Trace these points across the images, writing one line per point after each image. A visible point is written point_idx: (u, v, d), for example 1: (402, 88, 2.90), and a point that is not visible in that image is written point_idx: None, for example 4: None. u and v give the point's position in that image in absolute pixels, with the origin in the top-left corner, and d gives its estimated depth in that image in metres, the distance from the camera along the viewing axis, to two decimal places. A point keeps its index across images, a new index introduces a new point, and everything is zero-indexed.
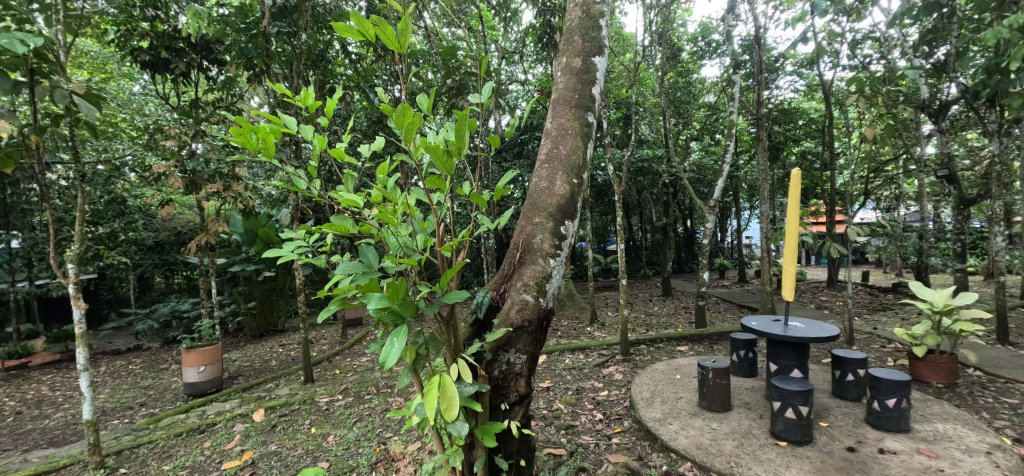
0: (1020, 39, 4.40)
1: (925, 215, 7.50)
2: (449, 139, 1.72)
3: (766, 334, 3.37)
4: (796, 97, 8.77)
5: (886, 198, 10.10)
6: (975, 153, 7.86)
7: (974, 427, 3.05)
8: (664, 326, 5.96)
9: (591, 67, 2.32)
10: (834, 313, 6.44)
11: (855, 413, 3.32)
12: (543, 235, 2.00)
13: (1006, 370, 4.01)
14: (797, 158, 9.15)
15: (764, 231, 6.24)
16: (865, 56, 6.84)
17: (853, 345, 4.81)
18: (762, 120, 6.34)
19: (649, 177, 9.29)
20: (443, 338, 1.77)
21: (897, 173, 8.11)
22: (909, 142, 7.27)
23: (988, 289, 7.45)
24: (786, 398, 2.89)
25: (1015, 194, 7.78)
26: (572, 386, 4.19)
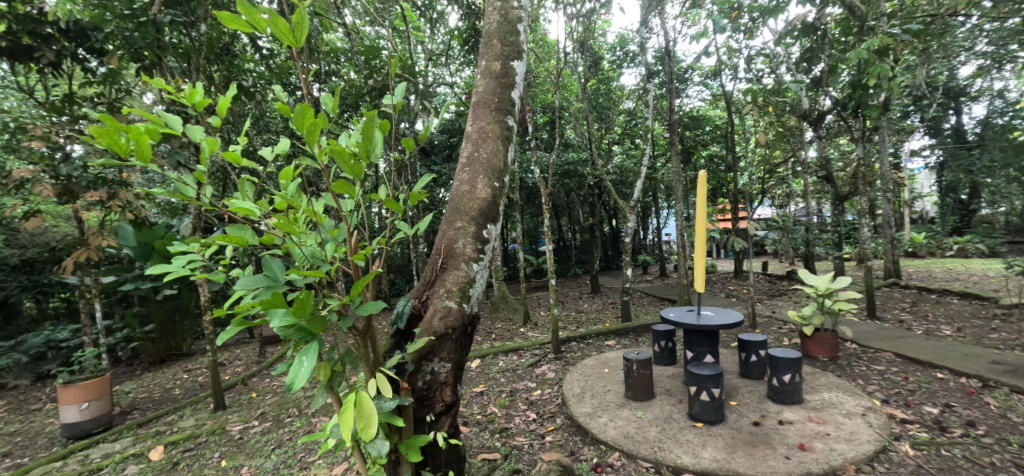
0: (875, 60, 5.19)
1: (809, 211, 8.57)
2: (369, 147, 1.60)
3: (682, 325, 3.61)
4: (702, 106, 9.60)
5: (779, 196, 11.41)
6: (846, 157, 9.15)
7: (852, 393, 3.52)
8: (594, 322, 6.21)
9: (510, 71, 2.34)
10: (739, 301, 7.13)
11: (758, 390, 3.68)
12: (465, 239, 1.97)
13: (874, 341, 4.70)
14: (705, 162, 10.01)
15: (680, 229, 6.74)
16: (758, 70, 7.66)
17: (755, 328, 5.36)
18: (674, 126, 6.85)
19: (575, 180, 9.57)
20: (360, 352, 1.66)
21: (786, 174, 9.19)
22: (794, 147, 8.28)
23: (858, 273, 8.69)
24: (701, 383, 3.12)
25: (875, 191, 9.16)
26: (506, 388, 4.21)
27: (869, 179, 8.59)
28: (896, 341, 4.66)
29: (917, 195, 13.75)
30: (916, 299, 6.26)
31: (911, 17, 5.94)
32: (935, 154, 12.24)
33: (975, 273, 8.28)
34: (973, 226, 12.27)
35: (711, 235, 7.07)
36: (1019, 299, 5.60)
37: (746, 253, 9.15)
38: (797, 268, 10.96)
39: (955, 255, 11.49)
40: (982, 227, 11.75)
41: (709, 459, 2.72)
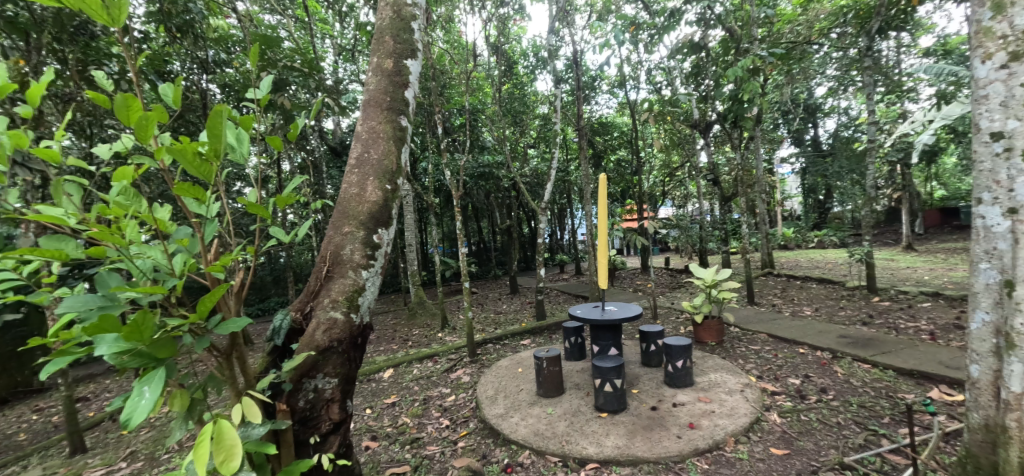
0: (749, 78, 5.91)
1: (702, 211, 9.54)
2: (233, 145, 1.44)
3: (588, 321, 3.79)
4: (610, 113, 10.24)
5: (678, 197, 12.56)
6: (730, 162, 10.35)
7: (734, 372, 3.94)
8: (511, 323, 6.30)
9: (404, 70, 2.26)
10: (644, 295, 7.71)
11: (656, 377, 3.99)
12: (353, 245, 1.86)
13: (752, 324, 5.34)
14: (614, 165, 10.70)
15: (590, 228, 7.10)
16: (657, 82, 8.35)
17: (656, 319, 5.82)
18: (583, 131, 7.20)
19: (491, 182, 9.66)
20: (225, 375, 1.48)
21: (683, 177, 10.15)
22: (688, 153, 9.16)
23: (742, 265, 9.87)
24: (604, 375, 3.29)
25: (753, 193, 10.48)
26: (419, 396, 4.08)
27: (748, 182, 9.80)
28: (769, 323, 5.34)
29: (787, 196, 15.98)
30: (785, 285, 7.25)
31: (777, 42, 6.87)
32: (799, 161, 14.32)
33: (829, 261, 9.82)
34: (828, 222, 14.57)
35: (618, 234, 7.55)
36: (859, 281, 6.73)
37: (651, 250, 9.93)
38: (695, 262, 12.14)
39: (815, 246, 13.54)
40: (834, 222, 14.00)
41: (612, 447, 2.87)
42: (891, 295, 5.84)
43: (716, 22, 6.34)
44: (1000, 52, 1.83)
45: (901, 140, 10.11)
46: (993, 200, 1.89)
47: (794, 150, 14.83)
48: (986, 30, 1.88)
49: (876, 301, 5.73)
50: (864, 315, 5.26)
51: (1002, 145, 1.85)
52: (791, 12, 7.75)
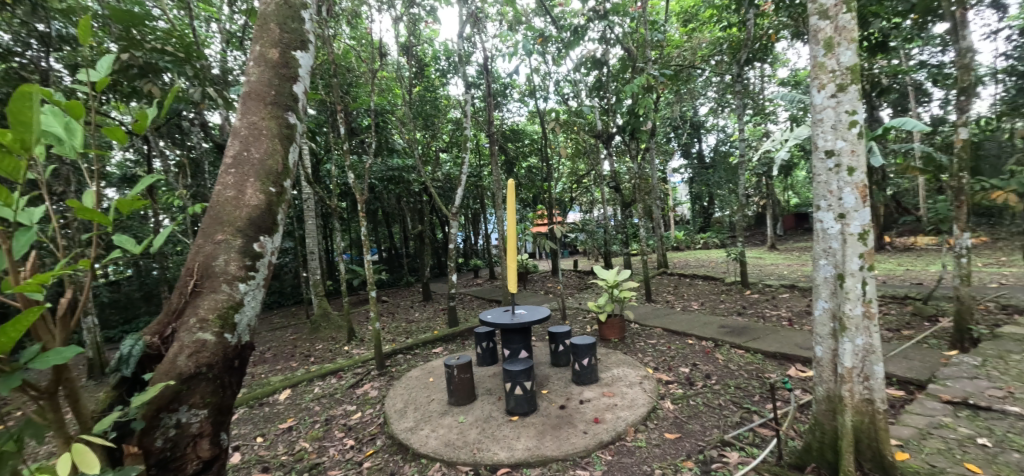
0: (644, 95, 6.46)
1: (605, 216, 10.22)
2: (58, 136, 1.17)
3: (499, 325, 3.81)
4: (521, 121, 10.53)
5: (584, 203, 13.34)
6: (629, 172, 11.25)
7: (634, 366, 4.24)
8: (423, 331, 6.13)
9: (292, 62, 2.05)
10: (554, 297, 8.02)
11: (564, 376, 4.14)
12: (228, 255, 1.63)
13: (649, 320, 5.82)
14: (525, 172, 11.02)
15: (502, 233, 7.20)
16: (564, 94, 8.79)
17: (565, 320, 6.08)
18: (493, 137, 7.28)
19: (402, 186, 9.34)
20: (47, 419, 1.19)
21: (588, 185, 10.80)
22: (592, 162, 9.79)
23: (640, 266, 10.77)
24: (514, 378, 3.32)
25: (648, 199, 11.51)
26: (320, 417, 3.76)
27: (645, 190, 10.73)
28: (663, 318, 5.86)
29: (678, 202, 17.83)
30: (677, 283, 8.03)
31: (666, 64, 7.62)
32: (687, 172, 16.07)
33: (711, 260, 11.14)
34: (711, 225, 16.53)
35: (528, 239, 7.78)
36: (734, 277, 7.71)
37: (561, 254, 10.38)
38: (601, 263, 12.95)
39: (701, 247, 15.27)
40: (714, 226, 15.93)
41: (522, 450, 2.90)
42: (759, 288, 6.77)
43: (615, 41, 6.86)
44: (834, 83, 1.93)
45: (764, 156, 11.86)
46: (828, 208, 1.96)
47: (682, 162, 16.60)
48: (822, 62, 1.97)
49: (747, 294, 6.60)
50: (738, 306, 6.01)
51: (833, 162, 1.95)
52: (678, 39, 8.66)
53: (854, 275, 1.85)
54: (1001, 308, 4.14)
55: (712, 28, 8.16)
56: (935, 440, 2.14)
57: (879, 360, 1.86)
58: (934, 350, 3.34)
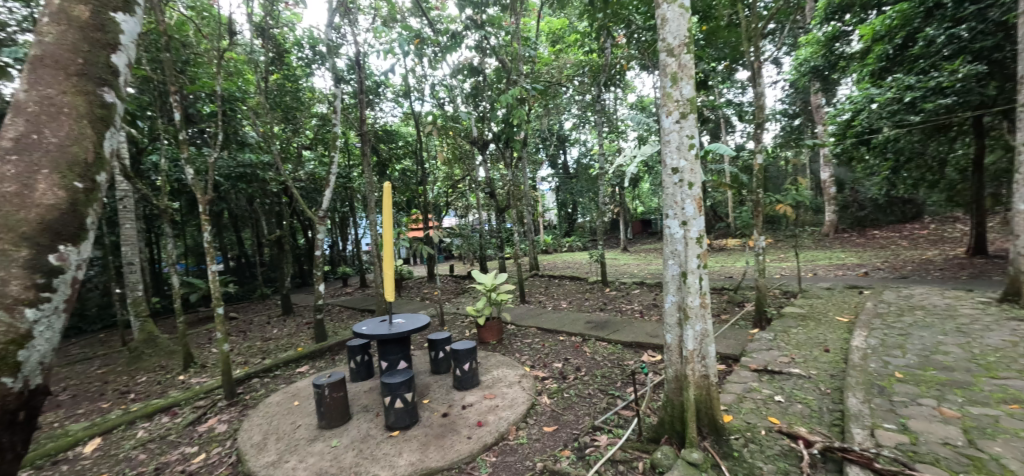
0: (517, 106, 6.76)
1: (481, 221, 10.45)
2: None
3: (375, 337, 3.59)
4: (395, 121, 10.13)
5: (459, 208, 13.44)
6: (502, 179, 11.71)
7: (512, 366, 4.39)
8: (283, 349, 5.43)
9: (108, 25, 1.61)
10: (432, 303, 7.90)
11: (446, 383, 4.09)
12: (4, 272, 1.20)
13: (525, 320, 6.08)
14: (399, 175, 10.63)
15: (376, 239, 6.81)
16: (440, 98, 8.75)
17: (443, 326, 6.02)
18: (365, 136, 6.83)
19: (255, 185, 8.16)
20: None
21: (464, 190, 10.91)
22: (468, 169, 9.92)
23: (513, 269, 11.28)
24: (394, 391, 3.15)
25: (520, 206, 12.14)
26: (145, 467, 3.03)
27: (517, 196, 11.30)
28: (537, 318, 6.18)
29: (547, 208, 19.18)
30: (547, 284, 8.60)
31: (537, 79, 8.12)
32: (554, 180, 17.40)
33: (575, 262, 12.23)
34: (575, 230, 18.15)
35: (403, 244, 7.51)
36: (595, 277, 8.57)
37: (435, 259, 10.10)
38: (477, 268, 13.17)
39: (566, 250, 16.64)
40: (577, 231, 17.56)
41: (405, 465, 2.76)
42: (615, 286, 7.63)
43: (491, 52, 7.07)
44: (678, 111, 2.17)
45: (617, 170, 13.50)
46: (674, 216, 2.21)
47: (550, 171, 17.91)
48: (669, 92, 2.20)
49: (607, 291, 7.39)
50: (600, 303, 6.69)
51: (678, 177, 2.20)
52: (546, 57, 9.34)
53: (693, 273, 2.15)
54: (780, 294, 5.39)
55: (575, 51, 9.00)
56: (747, 402, 2.67)
57: (710, 341, 2.23)
58: (742, 330, 4.18)
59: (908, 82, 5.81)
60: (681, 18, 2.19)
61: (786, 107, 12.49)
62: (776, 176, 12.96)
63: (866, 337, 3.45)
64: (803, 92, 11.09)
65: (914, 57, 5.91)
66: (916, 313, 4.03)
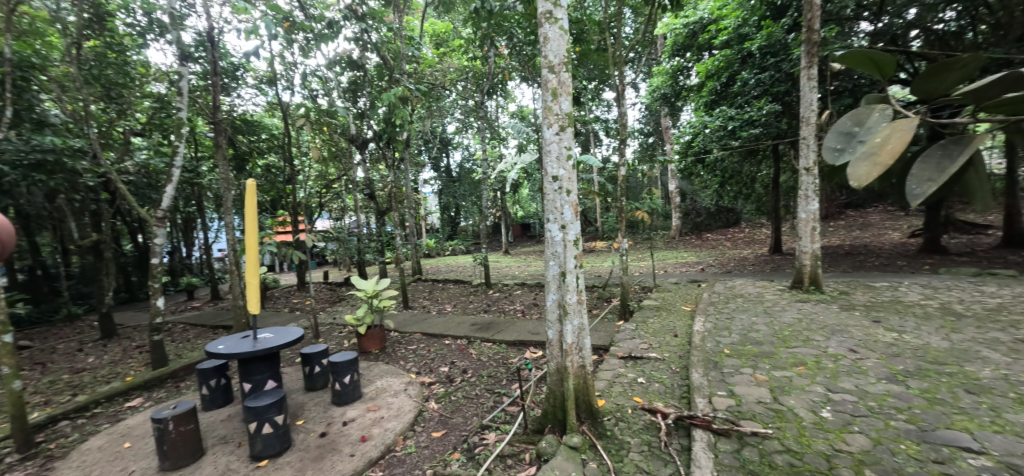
0: (400, 105, 6.55)
1: (360, 224, 9.84)
2: None
3: (235, 356, 3.17)
4: (258, 110, 8.98)
5: (335, 210, 12.47)
6: (383, 180, 11.22)
7: (397, 374, 4.21)
8: (104, 381, 4.38)
9: None
10: (303, 314, 7.17)
11: (323, 399, 3.77)
12: None
13: (409, 326, 5.85)
14: (262, 171, 9.43)
15: (233, 243, 5.94)
16: (313, 90, 8.05)
17: (318, 338, 5.51)
18: (220, 125, 5.92)
19: (58, 176, 6.44)
20: None
21: (340, 190, 10.16)
22: (345, 168, 9.28)
23: (395, 274, 10.86)
24: (261, 415, 2.80)
25: (403, 208, 11.77)
26: None
27: (399, 199, 10.95)
28: (421, 323, 5.94)
29: (429, 211, 18.87)
30: (431, 288, 8.46)
31: (421, 80, 7.98)
32: (437, 183, 17.26)
33: (460, 266, 12.29)
34: (458, 233, 18.21)
35: (268, 249, 6.70)
36: (479, 279, 8.72)
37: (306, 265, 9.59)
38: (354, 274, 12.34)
39: (450, 254, 16.58)
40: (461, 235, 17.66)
41: None
42: (499, 287, 7.87)
43: (372, 47, 6.74)
44: (558, 124, 2.34)
45: (499, 175, 13.99)
46: (554, 221, 2.38)
47: (433, 174, 17.72)
48: (550, 106, 2.36)
49: (490, 293, 7.57)
50: (484, 305, 6.74)
51: (558, 184, 2.37)
52: (430, 58, 9.25)
53: (571, 272, 2.35)
54: (638, 289, 6.18)
55: (459, 57, 9.09)
56: (617, 386, 3.01)
57: (586, 334, 2.45)
58: (610, 322, 4.69)
59: (729, 114, 7.19)
60: (561, 39, 2.37)
61: (642, 126, 14.36)
62: (634, 186, 14.83)
63: (702, 322, 4.16)
64: (654, 114, 12.92)
65: (732, 94, 7.35)
66: (735, 300, 5.00)
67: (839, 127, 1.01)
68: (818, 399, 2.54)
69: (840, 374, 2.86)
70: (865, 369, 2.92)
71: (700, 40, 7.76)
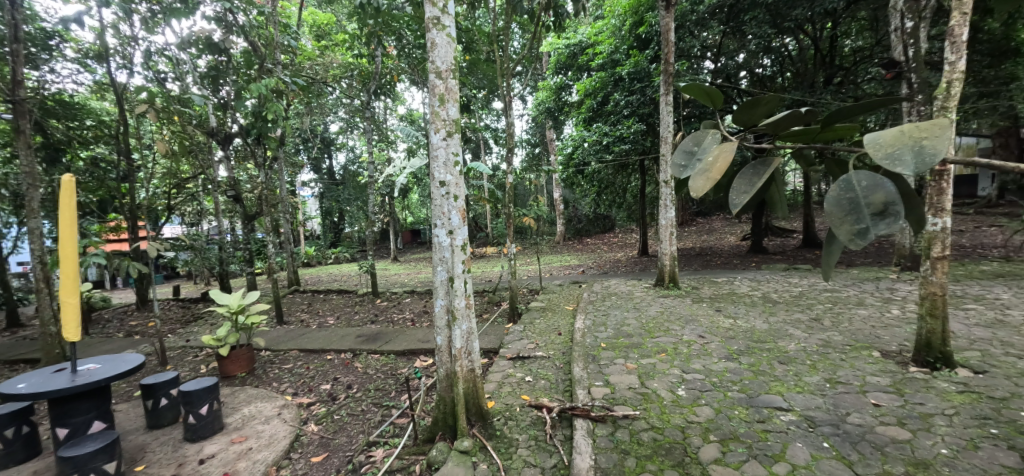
0: (273, 98, 5.88)
1: (221, 230, 8.56)
2: None
3: (42, 395, 2.56)
4: (78, 90, 7.28)
5: (188, 214, 10.66)
6: (251, 181, 9.95)
7: (269, 398, 3.75)
8: None
9: None
10: (144, 338, 5.97)
11: (173, 437, 3.18)
12: None
13: (283, 343, 5.24)
14: (85, 164, 7.65)
15: (38, 254, 4.69)
16: (159, 72, 6.82)
17: (165, 366, 4.64)
18: (19, 105, 4.65)
19: None
20: None
21: (196, 190, 8.73)
22: (203, 165, 8.01)
23: (267, 287, 9.67)
24: (82, 467, 2.31)
25: (277, 212, 10.57)
26: None
27: (272, 202, 9.80)
28: (298, 339, 5.38)
29: (308, 216, 17.22)
30: (311, 300, 7.72)
31: (298, 72, 7.30)
32: (317, 186, 15.90)
33: (344, 275, 11.46)
34: (341, 240, 16.95)
35: (92, 260, 5.44)
36: (366, 289, 8.23)
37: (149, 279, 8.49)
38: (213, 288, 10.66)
39: (333, 262, 15.35)
40: (346, 241, 16.48)
41: None
42: (387, 296, 7.52)
43: (238, 31, 5.95)
44: (445, 129, 2.34)
45: (388, 180, 13.43)
46: (442, 226, 2.36)
47: (313, 176, 16.26)
48: (437, 111, 2.35)
49: (378, 302, 7.18)
50: (371, 315, 6.35)
51: (445, 190, 2.36)
52: (309, 50, 8.51)
53: (459, 277, 2.37)
54: (527, 292, 6.45)
55: (342, 52, 8.54)
56: (506, 386, 3.09)
57: (474, 337, 2.49)
58: (500, 325, 4.81)
59: (604, 130, 7.96)
60: (448, 47, 2.38)
61: (528, 137, 15.18)
62: (522, 194, 15.49)
63: (583, 319, 4.50)
64: (540, 127, 13.70)
65: (607, 113, 8.16)
66: (611, 298, 5.53)
67: (683, 147, 1.21)
68: (675, 380, 2.93)
69: (692, 357, 3.35)
70: (710, 351, 3.46)
71: (580, 61, 8.47)
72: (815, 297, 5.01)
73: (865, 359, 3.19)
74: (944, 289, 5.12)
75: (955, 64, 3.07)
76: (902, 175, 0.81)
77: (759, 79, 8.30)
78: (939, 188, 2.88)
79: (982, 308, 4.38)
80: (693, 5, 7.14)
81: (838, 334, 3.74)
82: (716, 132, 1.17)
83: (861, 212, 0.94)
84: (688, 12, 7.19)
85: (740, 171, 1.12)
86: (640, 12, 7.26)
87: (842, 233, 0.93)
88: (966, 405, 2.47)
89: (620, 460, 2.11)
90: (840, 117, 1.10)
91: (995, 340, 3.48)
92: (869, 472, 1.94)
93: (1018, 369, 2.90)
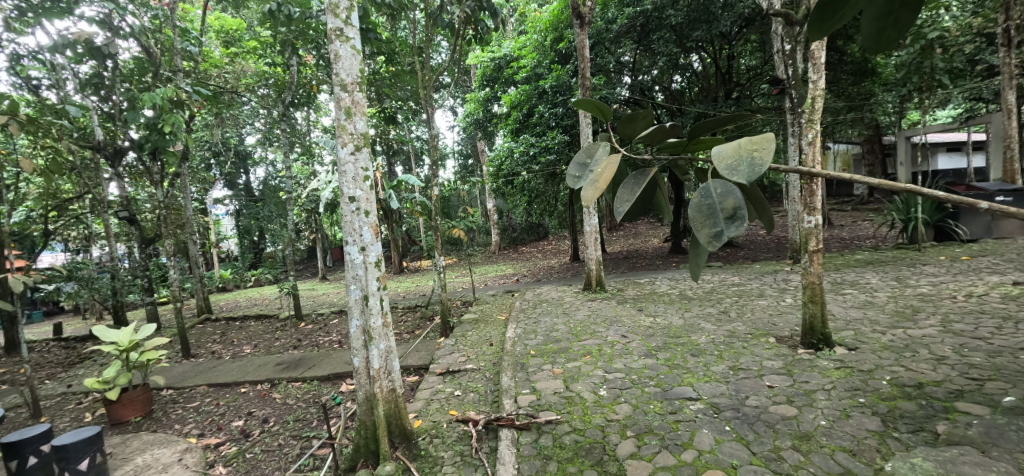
0: (171, 110, 5.31)
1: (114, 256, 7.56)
2: None
3: None
4: None
5: (74, 239, 9.33)
6: (148, 200, 8.95)
7: (169, 443, 3.35)
8: None
9: None
10: (13, 388, 5.08)
11: None
12: None
13: (189, 379, 4.72)
14: None
15: None
16: (31, 78, 5.98)
17: (38, 418, 3.97)
18: None
19: None
20: None
21: (81, 213, 7.68)
22: (90, 182, 7.08)
23: (172, 318, 8.66)
24: None
25: (183, 232, 9.55)
26: None
27: (175, 221, 8.86)
28: (206, 373, 4.89)
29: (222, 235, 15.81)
30: (224, 329, 7.05)
31: (203, 81, 6.73)
32: (232, 203, 14.68)
33: (265, 298, 10.62)
34: (262, 260, 15.72)
35: None
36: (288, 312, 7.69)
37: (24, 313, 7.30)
38: (105, 323, 9.38)
39: (252, 285, 14.13)
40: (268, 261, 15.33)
41: None
42: (312, 318, 7.06)
43: (130, 33, 5.34)
44: (353, 143, 2.27)
45: (312, 194, 12.77)
46: (353, 243, 2.28)
47: (226, 192, 15.00)
48: (343, 124, 2.27)
49: (302, 326, 6.73)
50: (293, 340, 5.92)
51: (355, 205, 2.28)
52: (215, 57, 7.86)
53: (374, 294, 2.28)
54: (460, 305, 6.38)
55: (254, 60, 7.97)
56: (434, 403, 3.03)
57: (394, 356, 2.41)
58: (431, 340, 4.73)
59: (531, 141, 8.17)
60: (353, 58, 2.32)
61: (459, 148, 15.32)
62: (455, 205, 15.41)
63: (513, 329, 4.55)
64: (470, 138, 13.76)
65: (533, 124, 8.42)
66: (542, 306, 5.63)
67: (576, 160, 1.19)
68: (598, 381, 3.05)
69: (615, 357, 3.50)
70: (631, 350, 3.64)
71: (506, 74, 8.65)
72: (724, 292, 5.47)
73: (762, 346, 3.53)
74: (827, 277, 5.85)
75: (817, 82, 3.54)
76: (739, 181, 0.86)
77: (670, 94, 9.00)
78: (810, 190, 3.30)
79: (856, 292, 5.05)
80: (607, 24, 7.57)
81: (741, 325, 4.11)
82: (606, 144, 1.17)
83: (717, 218, 0.94)
84: (603, 31, 7.63)
85: (624, 182, 1.10)
86: (560, 28, 7.71)
87: (701, 238, 0.92)
88: (841, 379, 2.83)
89: (542, 466, 2.15)
90: (703, 131, 1.19)
91: (865, 319, 4.03)
92: (762, 449, 2.13)
93: (881, 343, 3.37)
